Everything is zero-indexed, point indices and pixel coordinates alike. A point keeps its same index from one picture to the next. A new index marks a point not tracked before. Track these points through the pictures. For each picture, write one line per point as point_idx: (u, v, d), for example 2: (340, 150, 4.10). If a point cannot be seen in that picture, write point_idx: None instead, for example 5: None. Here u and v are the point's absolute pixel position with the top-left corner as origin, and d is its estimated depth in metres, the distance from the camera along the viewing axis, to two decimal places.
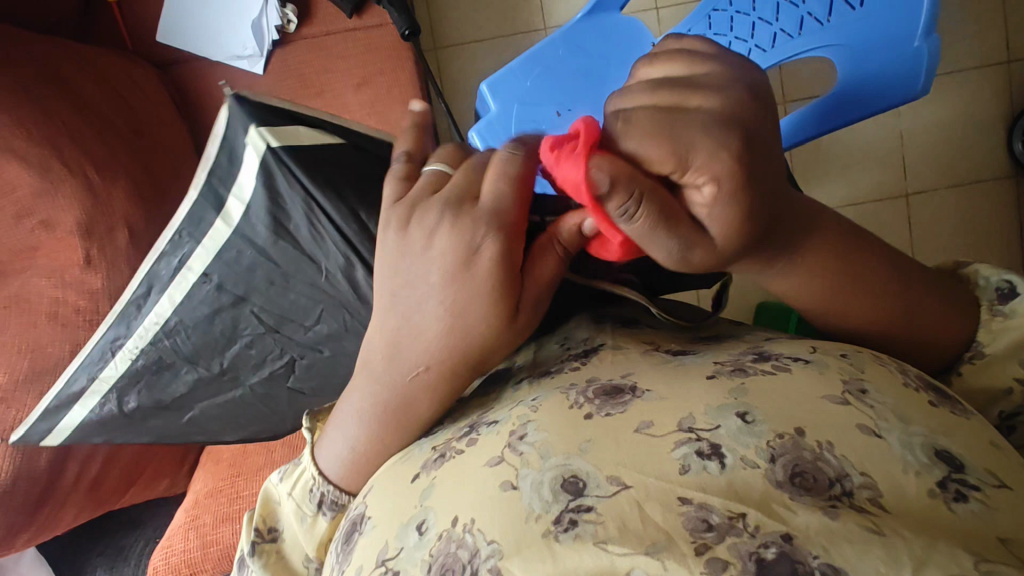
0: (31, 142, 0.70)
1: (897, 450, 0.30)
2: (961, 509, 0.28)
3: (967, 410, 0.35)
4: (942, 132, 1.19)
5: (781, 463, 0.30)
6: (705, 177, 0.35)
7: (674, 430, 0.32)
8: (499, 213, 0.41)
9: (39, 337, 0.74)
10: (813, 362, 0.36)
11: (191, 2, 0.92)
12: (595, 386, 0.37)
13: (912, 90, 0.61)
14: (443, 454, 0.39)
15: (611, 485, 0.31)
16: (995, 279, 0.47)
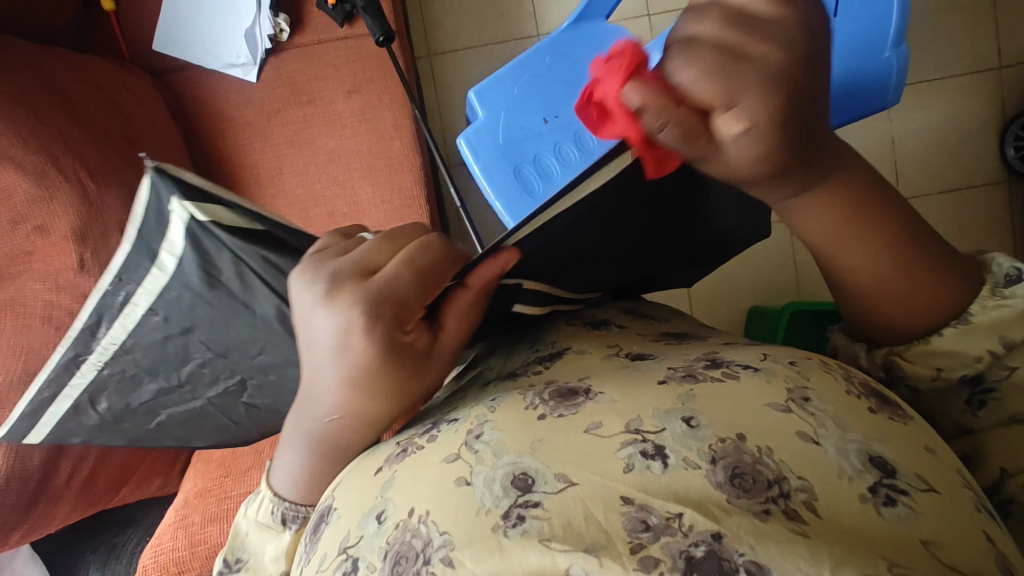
0: (27, 150, 0.72)
1: (832, 456, 0.33)
2: (889, 512, 0.31)
3: (906, 416, 0.38)
4: (932, 137, 1.20)
5: (722, 464, 0.33)
6: (743, 118, 0.33)
7: (621, 431, 0.35)
8: (390, 292, 0.41)
9: (32, 339, 0.76)
10: (762, 370, 0.38)
11: (186, 11, 0.94)
12: (551, 389, 0.41)
13: (884, 101, 0.64)
14: (405, 450, 0.43)
15: (557, 481, 0.34)
16: (1006, 266, 0.46)
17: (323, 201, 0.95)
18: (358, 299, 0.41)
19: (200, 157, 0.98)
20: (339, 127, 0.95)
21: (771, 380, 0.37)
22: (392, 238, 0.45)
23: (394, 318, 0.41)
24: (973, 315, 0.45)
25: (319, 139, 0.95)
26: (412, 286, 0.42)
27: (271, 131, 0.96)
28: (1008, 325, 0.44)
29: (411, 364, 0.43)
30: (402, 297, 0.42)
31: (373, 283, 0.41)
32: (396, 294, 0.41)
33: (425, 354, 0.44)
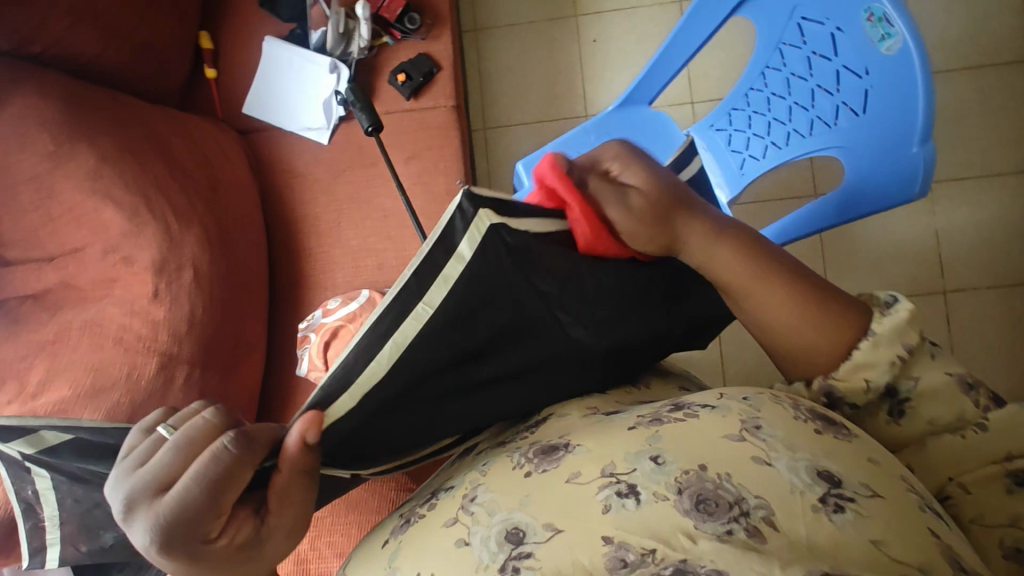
0: (127, 191, 0.84)
1: (784, 475, 0.37)
2: (840, 519, 0.35)
3: (850, 432, 0.41)
4: (980, 231, 1.23)
5: (687, 493, 0.37)
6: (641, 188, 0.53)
7: (598, 477, 0.39)
8: (183, 515, 0.43)
9: (103, 358, 0.80)
10: (718, 407, 0.42)
11: (274, 81, 1.07)
12: (535, 448, 0.44)
13: (911, 194, 0.67)
14: (408, 520, 0.45)
15: (546, 531, 0.37)
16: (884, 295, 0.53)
17: (375, 253, 1.03)
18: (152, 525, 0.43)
19: (270, 207, 1.08)
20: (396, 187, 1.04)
21: (726, 415, 0.41)
22: (188, 444, 0.45)
23: (192, 538, 0.44)
24: (875, 330, 0.51)
25: (377, 197, 1.04)
26: (204, 503, 0.44)
27: (336, 188, 1.05)
28: (902, 332, 0.50)
29: (240, 560, 0.47)
30: (192, 514, 0.43)
31: (153, 510, 0.43)
32: (188, 511, 0.43)
33: (252, 543, 0.47)
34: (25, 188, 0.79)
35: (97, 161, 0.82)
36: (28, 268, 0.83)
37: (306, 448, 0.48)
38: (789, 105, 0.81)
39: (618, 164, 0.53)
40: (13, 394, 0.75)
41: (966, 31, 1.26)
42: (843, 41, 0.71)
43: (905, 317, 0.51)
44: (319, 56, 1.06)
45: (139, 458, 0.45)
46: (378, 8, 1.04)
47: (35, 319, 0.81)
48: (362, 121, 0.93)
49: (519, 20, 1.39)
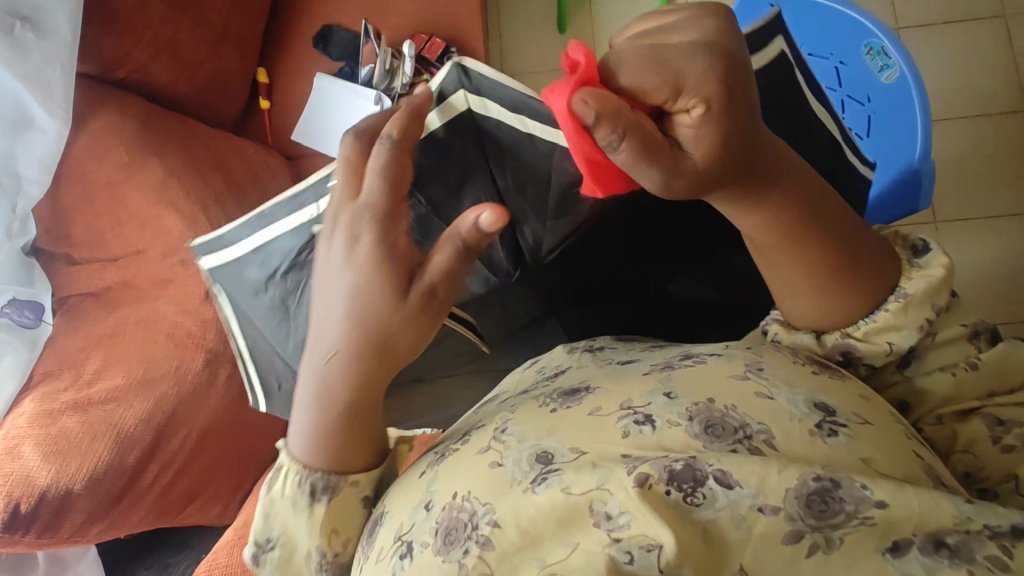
0: (188, 201, 0.91)
1: (785, 405, 0.40)
2: (834, 441, 0.39)
3: (843, 374, 0.46)
4: (987, 270, 1.28)
5: (697, 420, 0.40)
6: (694, 100, 0.40)
7: (617, 409, 0.43)
8: (376, 204, 0.48)
9: (155, 352, 0.85)
10: (724, 355, 0.46)
11: (321, 112, 1.17)
12: (558, 391, 0.48)
13: (914, 207, 0.72)
14: (442, 453, 0.48)
15: (572, 452, 0.41)
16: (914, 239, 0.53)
17: None
18: (350, 223, 0.49)
19: None
20: None
21: (732, 360, 0.45)
22: (388, 166, 0.48)
23: (382, 227, 0.48)
24: (906, 290, 0.49)
25: None
26: (385, 216, 0.48)
27: None
28: (932, 294, 0.49)
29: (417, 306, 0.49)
30: (381, 207, 0.48)
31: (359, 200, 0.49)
32: (385, 201, 0.48)
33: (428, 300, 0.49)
34: (99, 196, 0.89)
35: (165, 174, 0.90)
36: (93, 268, 0.91)
37: (480, 234, 0.48)
38: None
39: (697, 113, 0.40)
40: (71, 381, 0.81)
41: (962, 83, 1.36)
42: (846, 73, 0.78)
43: (937, 274, 0.50)
44: (365, 90, 1.15)
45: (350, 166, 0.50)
46: (420, 50, 1.15)
47: (96, 314, 0.88)
48: None
49: (544, 68, 1.51)
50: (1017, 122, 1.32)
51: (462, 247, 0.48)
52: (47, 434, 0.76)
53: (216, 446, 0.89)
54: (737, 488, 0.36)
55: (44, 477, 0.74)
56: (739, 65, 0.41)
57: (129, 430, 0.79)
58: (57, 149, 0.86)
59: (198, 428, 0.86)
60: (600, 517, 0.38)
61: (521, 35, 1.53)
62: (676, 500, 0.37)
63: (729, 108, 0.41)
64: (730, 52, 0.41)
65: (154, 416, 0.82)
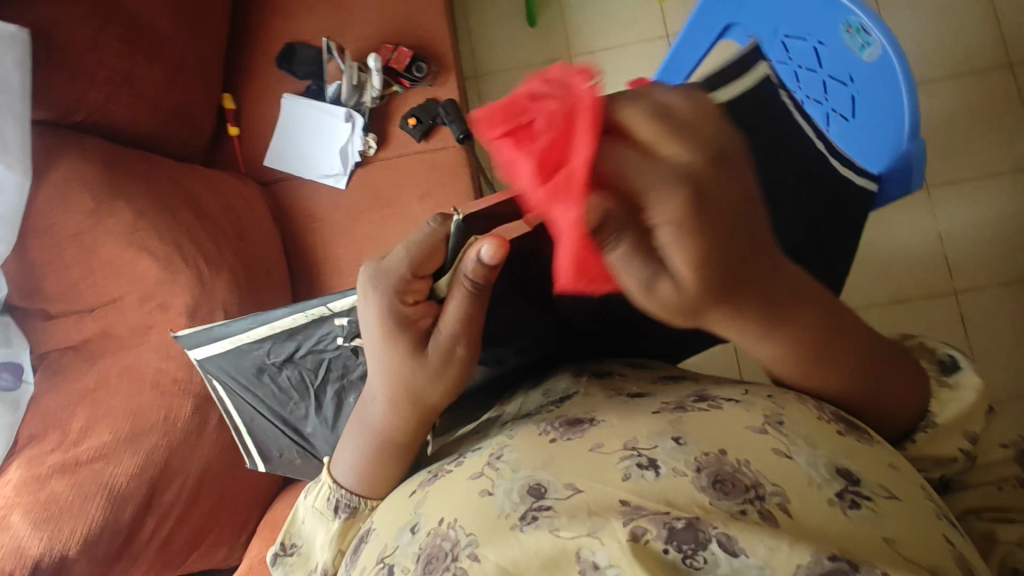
0: (161, 242, 0.88)
1: (804, 468, 0.39)
2: (855, 514, 0.37)
3: (870, 438, 0.45)
4: (982, 232, 1.26)
5: (705, 472, 0.39)
6: (663, 214, 0.35)
7: (619, 448, 0.41)
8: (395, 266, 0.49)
9: (142, 403, 0.83)
10: (743, 402, 0.44)
11: (292, 134, 1.14)
12: (560, 419, 0.46)
13: (909, 187, 0.71)
14: (436, 474, 0.47)
15: (566, 489, 0.39)
16: (942, 352, 0.55)
17: None
18: (375, 285, 0.49)
19: (293, 251, 1.11)
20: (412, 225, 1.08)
21: (750, 409, 0.43)
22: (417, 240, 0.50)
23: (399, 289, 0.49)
24: (937, 417, 0.51)
25: (394, 235, 1.08)
26: (405, 276, 0.49)
27: (354, 230, 1.10)
28: (963, 417, 0.51)
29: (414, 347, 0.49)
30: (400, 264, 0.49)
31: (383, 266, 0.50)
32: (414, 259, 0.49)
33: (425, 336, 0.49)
34: (67, 246, 0.85)
35: (134, 217, 0.87)
36: (70, 321, 0.88)
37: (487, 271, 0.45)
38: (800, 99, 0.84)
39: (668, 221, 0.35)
40: (58, 442, 0.79)
41: (944, 41, 1.33)
42: (826, 54, 0.74)
43: (968, 396, 0.52)
44: (336, 107, 1.12)
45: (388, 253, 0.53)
46: (387, 60, 1.11)
47: (76, 369, 0.85)
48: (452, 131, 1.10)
49: (518, 64, 1.47)
50: (1002, 79, 1.30)
51: (470, 290, 0.47)
52: (36, 501, 0.75)
53: (215, 493, 0.86)
54: (742, 557, 0.34)
55: (36, 547, 0.72)
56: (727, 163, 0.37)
57: (122, 487, 0.78)
58: (20, 203, 0.81)
59: (193, 476, 0.83)
60: (587, 566, 0.36)
61: (491, 32, 1.49)
62: (672, 560, 0.35)
63: (710, 210, 0.35)
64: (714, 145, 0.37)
65: (146, 470, 0.80)
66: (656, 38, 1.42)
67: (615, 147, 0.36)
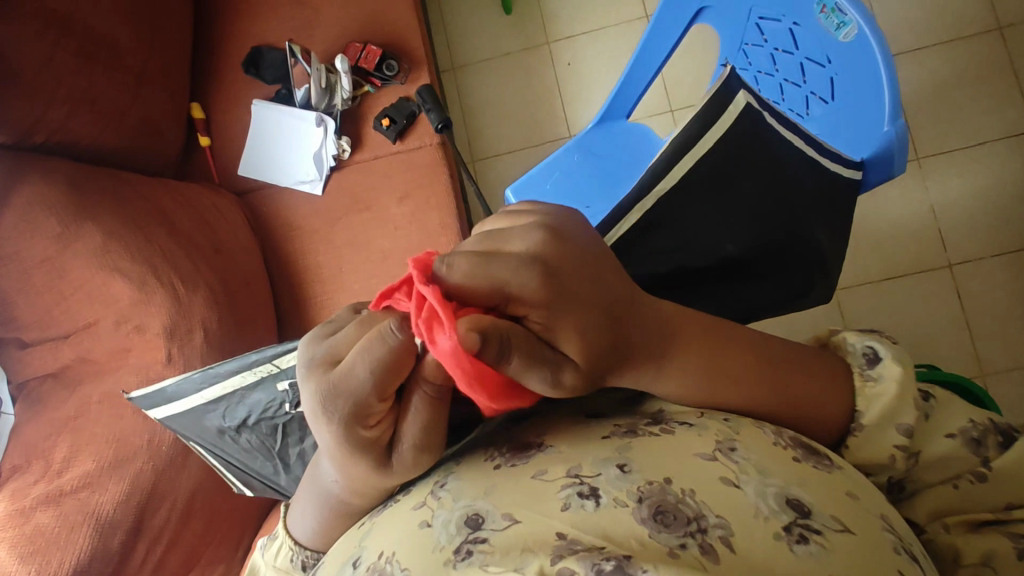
0: (133, 262, 0.85)
1: (751, 498, 0.40)
2: (801, 549, 0.38)
3: (831, 464, 0.45)
4: (975, 202, 1.24)
5: (646, 502, 0.40)
6: (527, 306, 0.39)
7: (562, 476, 0.42)
8: (350, 389, 0.40)
9: (124, 427, 0.81)
10: (696, 425, 0.45)
11: (265, 142, 1.11)
12: (511, 445, 0.47)
13: (889, 172, 0.67)
14: (386, 503, 0.48)
15: (504, 520, 0.40)
16: (860, 346, 0.52)
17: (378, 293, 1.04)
18: (326, 415, 0.41)
19: (273, 260, 1.09)
20: (392, 228, 1.06)
21: (702, 433, 0.44)
22: (369, 351, 0.39)
23: (354, 418, 0.41)
24: (863, 417, 0.49)
25: (375, 239, 1.06)
26: (367, 402, 0.40)
27: (333, 236, 1.07)
28: (896, 415, 0.48)
29: (377, 462, 0.44)
30: (361, 390, 0.40)
31: (330, 386, 0.40)
32: (375, 380, 0.39)
33: (387, 451, 0.43)
34: (37, 272, 0.82)
35: (104, 238, 0.84)
36: (47, 348, 0.86)
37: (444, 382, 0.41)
38: (777, 83, 0.81)
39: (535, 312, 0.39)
40: (41, 472, 0.78)
41: (932, 7, 1.29)
42: (802, 34, 0.72)
43: (893, 388, 0.49)
44: (305, 111, 1.10)
45: (330, 356, 0.42)
46: (357, 60, 1.08)
47: (57, 397, 0.84)
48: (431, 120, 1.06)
49: (495, 54, 1.43)
50: (991, 43, 1.26)
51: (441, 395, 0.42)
52: (22, 534, 0.74)
53: (205, 514, 0.85)
54: None
55: None
56: (567, 232, 0.42)
57: (108, 515, 0.77)
58: None
59: (181, 498, 0.82)
60: None
61: (466, 21, 1.45)
62: None
63: (562, 284, 0.39)
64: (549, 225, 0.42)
65: (132, 496, 0.78)
66: (635, 19, 1.38)
67: (450, 262, 0.38)
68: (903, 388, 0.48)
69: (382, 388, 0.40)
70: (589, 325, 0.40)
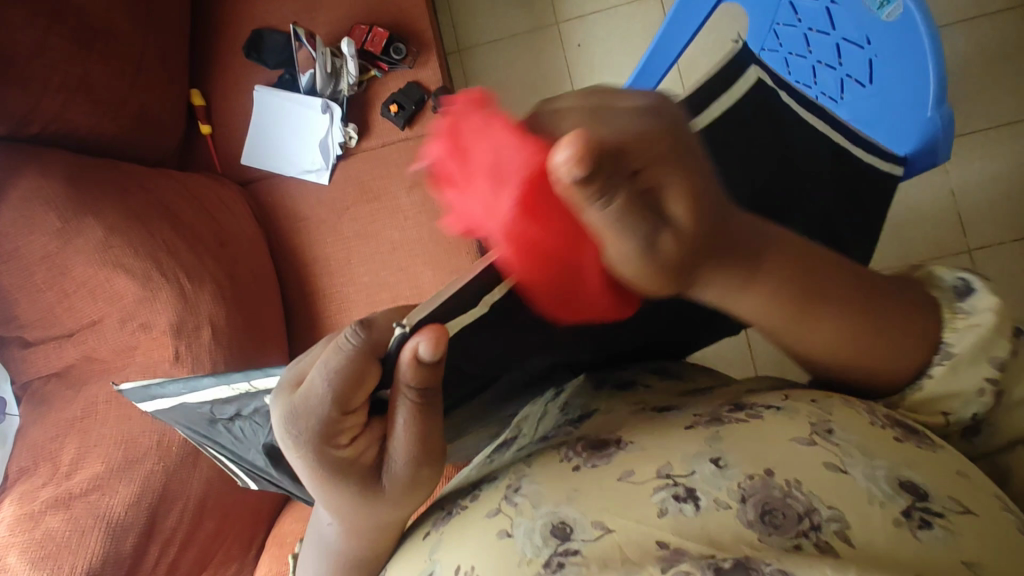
0: (137, 258, 0.82)
1: (862, 483, 0.39)
2: (925, 534, 0.38)
3: (933, 442, 0.44)
4: (998, 186, 1.20)
5: (751, 501, 0.40)
6: (653, 170, 0.41)
7: (653, 477, 0.42)
8: (314, 406, 0.41)
9: (133, 428, 0.79)
10: (784, 409, 0.45)
11: (269, 131, 1.07)
12: (582, 443, 0.48)
13: (934, 161, 0.66)
14: (450, 513, 0.50)
15: (595, 529, 0.41)
16: (952, 279, 0.52)
17: (388, 286, 1.01)
18: (294, 439, 0.42)
19: (280, 253, 1.06)
20: (402, 218, 1.03)
21: (794, 417, 0.44)
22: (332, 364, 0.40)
23: (321, 440, 0.42)
24: (953, 348, 0.49)
25: (385, 230, 1.03)
26: (333, 420, 0.41)
27: (341, 227, 1.04)
28: (986, 346, 0.49)
29: (365, 480, 0.45)
30: (324, 403, 0.41)
31: (295, 404, 0.42)
32: (342, 389, 0.40)
33: (368, 470, 0.45)
34: (38, 269, 0.79)
35: (106, 233, 0.81)
36: (50, 347, 0.84)
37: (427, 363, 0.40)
38: (810, 66, 0.78)
39: (654, 178, 0.41)
40: (48, 476, 0.76)
41: None
42: (839, 13, 0.69)
43: (983, 320, 0.49)
44: (309, 98, 1.07)
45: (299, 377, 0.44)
46: (362, 43, 1.05)
47: (62, 398, 0.82)
48: (446, 120, 1.04)
49: (502, 35, 1.39)
50: (1015, 20, 1.22)
51: (413, 401, 0.42)
52: (32, 540, 0.72)
53: (217, 514, 0.83)
54: None
55: None
56: (676, 128, 0.43)
57: (120, 517, 0.75)
58: None
59: (194, 499, 0.80)
60: None
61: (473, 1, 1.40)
62: None
63: (680, 163, 0.42)
64: (661, 117, 0.43)
65: (144, 498, 0.76)
66: None
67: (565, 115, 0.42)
68: (994, 329, 0.49)
69: (347, 400, 0.41)
70: (694, 205, 0.42)
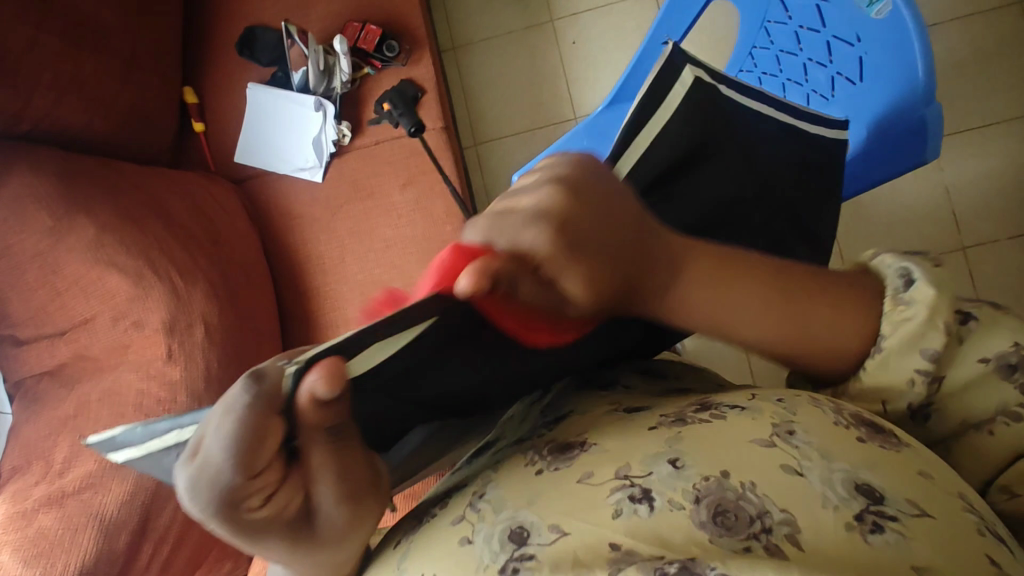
0: (128, 256, 0.82)
1: (817, 486, 0.40)
2: (876, 538, 0.37)
3: (898, 441, 0.44)
4: (992, 183, 1.20)
5: (705, 501, 0.40)
6: (561, 266, 0.39)
7: (611, 478, 0.43)
8: (218, 475, 0.37)
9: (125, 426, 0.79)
10: (749, 409, 0.45)
11: (262, 128, 1.07)
12: (548, 445, 0.48)
13: (924, 157, 0.65)
14: (421, 521, 0.51)
15: (551, 533, 0.41)
16: (896, 266, 0.46)
17: (382, 284, 1.01)
18: (203, 510, 0.38)
19: (274, 251, 1.06)
20: (396, 216, 1.03)
21: (757, 418, 0.44)
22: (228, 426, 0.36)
23: (231, 506, 0.38)
24: (885, 341, 0.45)
25: (379, 228, 1.03)
26: (240, 483, 0.37)
27: (335, 225, 1.04)
28: (922, 338, 0.44)
29: (296, 528, 0.42)
30: (227, 466, 0.37)
31: (196, 474, 0.37)
32: (242, 449, 0.37)
33: (298, 517, 0.42)
34: (29, 267, 0.79)
35: (97, 230, 0.81)
36: (42, 345, 0.84)
37: (327, 401, 0.37)
38: (800, 64, 0.78)
39: (565, 269, 0.39)
40: (41, 474, 0.76)
41: None
42: (830, 11, 0.70)
43: (921, 313, 0.44)
44: (303, 96, 1.06)
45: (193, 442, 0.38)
46: (356, 40, 1.05)
47: (55, 395, 0.82)
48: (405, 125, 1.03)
49: (497, 32, 1.38)
50: (1010, 17, 1.22)
51: (327, 439, 0.41)
52: (25, 538, 0.72)
53: None
54: None
55: None
56: (581, 185, 0.41)
57: (113, 516, 0.75)
58: None
59: None
60: None
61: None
62: None
63: (575, 233, 0.40)
64: (560, 179, 0.41)
65: (137, 496, 0.76)
66: None
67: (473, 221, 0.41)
68: (934, 322, 0.44)
69: (255, 461, 0.37)
70: (601, 284, 0.41)
